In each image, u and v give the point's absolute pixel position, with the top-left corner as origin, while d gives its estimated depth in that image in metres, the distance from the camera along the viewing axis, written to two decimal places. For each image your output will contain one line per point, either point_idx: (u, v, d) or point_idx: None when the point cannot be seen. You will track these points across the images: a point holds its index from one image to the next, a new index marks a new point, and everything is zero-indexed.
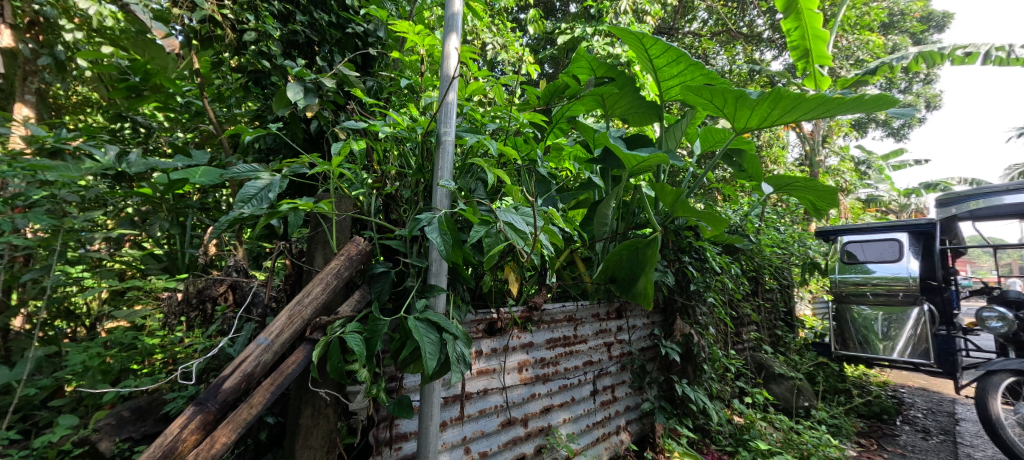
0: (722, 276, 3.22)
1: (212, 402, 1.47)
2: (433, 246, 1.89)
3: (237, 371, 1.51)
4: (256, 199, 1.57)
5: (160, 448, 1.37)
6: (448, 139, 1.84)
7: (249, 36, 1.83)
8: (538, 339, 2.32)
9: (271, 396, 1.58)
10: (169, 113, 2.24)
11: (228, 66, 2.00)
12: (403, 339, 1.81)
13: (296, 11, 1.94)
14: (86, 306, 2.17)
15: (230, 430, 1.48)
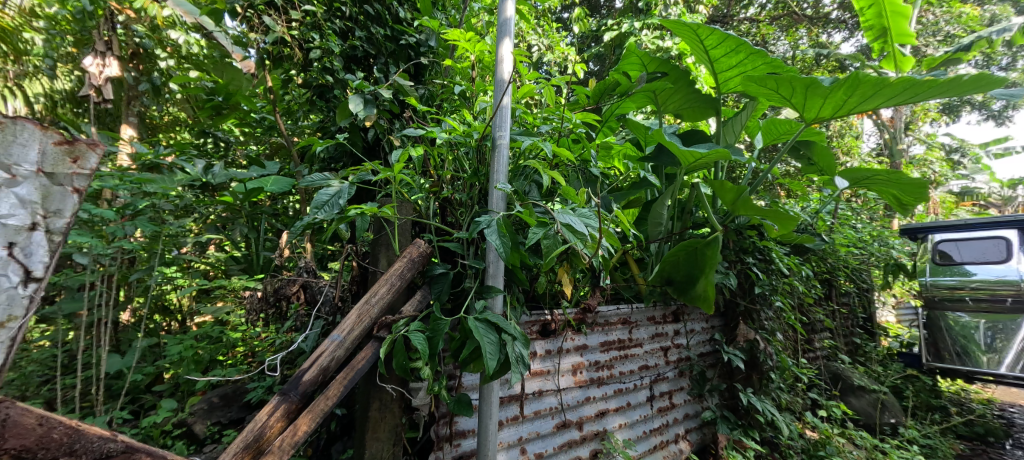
0: (791, 279, 3.00)
1: (294, 393, 1.55)
2: (490, 248, 1.93)
3: (314, 365, 1.59)
4: (328, 205, 1.66)
5: (250, 434, 1.44)
6: (502, 143, 1.87)
7: (315, 53, 2.00)
8: (592, 342, 2.30)
9: (345, 390, 1.66)
10: (245, 128, 2.49)
11: (296, 83, 2.18)
12: (463, 339, 1.86)
13: (356, 27, 2.11)
14: (179, 303, 2.47)
15: (311, 419, 1.56)
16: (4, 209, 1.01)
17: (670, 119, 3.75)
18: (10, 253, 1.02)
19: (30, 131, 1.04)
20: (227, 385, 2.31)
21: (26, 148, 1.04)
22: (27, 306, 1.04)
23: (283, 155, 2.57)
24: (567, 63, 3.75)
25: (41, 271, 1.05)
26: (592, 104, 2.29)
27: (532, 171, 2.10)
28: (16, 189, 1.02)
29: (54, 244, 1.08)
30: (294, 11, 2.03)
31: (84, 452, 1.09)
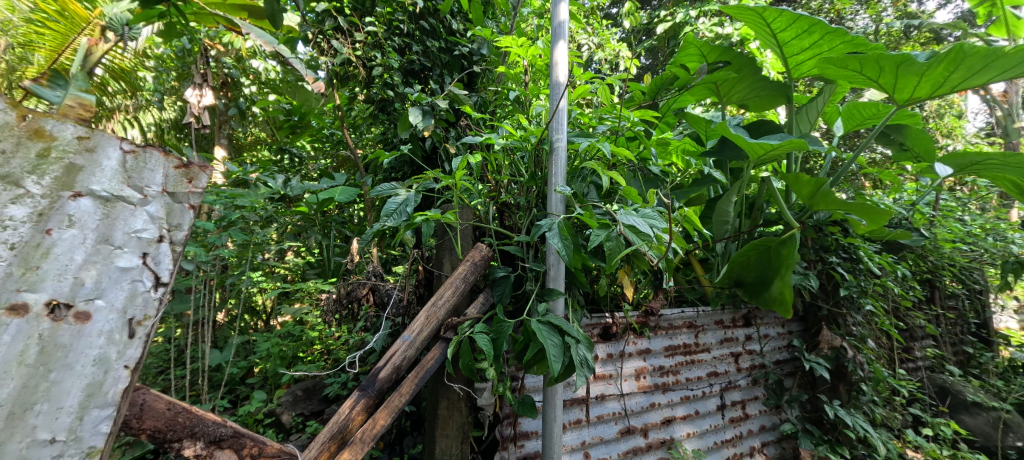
0: (883, 279, 2.70)
1: (372, 389, 1.64)
2: (551, 250, 1.95)
3: (388, 364, 1.69)
4: (396, 213, 1.76)
5: (335, 425, 1.54)
6: (560, 145, 1.87)
7: (376, 70, 2.14)
8: (655, 346, 2.24)
9: (417, 388, 1.74)
10: (316, 143, 2.73)
11: (359, 99, 2.34)
12: (526, 341, 1.89)
13: (413, 42, 2.26)
14: (264, 305, 2.74)
15: (388, 414, 1.64)
16: (137, 224, 1.09)
17: (733, 110, 3.54)
18: (143, 262, 1.08)
19: (157, 158, 1.13)
20: (307, 379, 2.53)
21: (153, 172, 1.13)
22: (157, 309, 1.08)
23: (349, 167, 2.78)
24: (619, 60, 3.67)
25: (168, 278, 1.10)
26: (648, 100, 2.26)
27: (590, 171, 2.08)
28: (147, 207, 1.10)
29: (178, 254, 1.13)
30: (358, 32, 2.19)
31: (201, 435, 1.27)
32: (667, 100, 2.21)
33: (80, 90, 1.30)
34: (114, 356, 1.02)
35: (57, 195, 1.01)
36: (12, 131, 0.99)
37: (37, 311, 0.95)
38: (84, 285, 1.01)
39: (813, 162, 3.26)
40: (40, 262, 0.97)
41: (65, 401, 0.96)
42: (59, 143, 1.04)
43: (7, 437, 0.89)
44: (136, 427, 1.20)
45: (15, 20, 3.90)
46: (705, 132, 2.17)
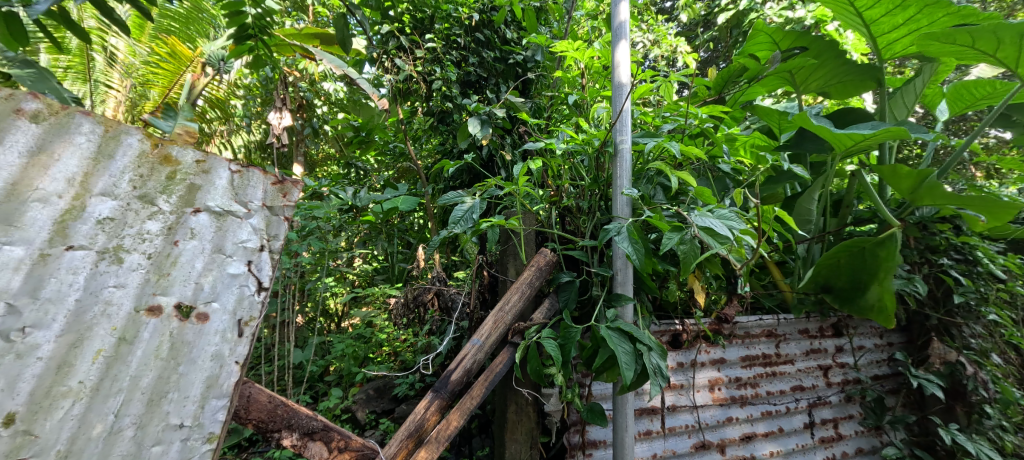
0: (1010, 284, 2.33)
1: (445, 390, 1.69)
2: (617, 254, 1.90)
3: (460, 366, 1.73)
4: (463, 221, 1.80)
5: (411, 424, 1.60)
6: (625, 147, 1.83)
7: (435, 84, 2.25)
8: (730, 355, 2.14)
9: (488, 391, 1.78)
10: (381, 158, 2.90)
11: (419, 113, 2.47)
12: (595, 347, 1.85)
13: (469, 54, 2.34)
14: (337, 309, 2.96)
15: (461, 415, 1.69)
16: (243, 234, 1.31)
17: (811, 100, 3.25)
18: (248, 268, 1.28)
19: (257, 176, 1.35)
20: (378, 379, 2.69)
21: (255, 189, 1.35)
22: (260, 310, 1.26)
23: (412, 178, 2.94)
24: (678, 56, 3.51)
25: (268, 282, 1.28)
26: (714, 95, 2.14)
27: (655, 172, 2.02)
28: (251, 219, 1.32)
29: (276, 260, 1.31)
30: (418, 49, 2.31)
31: (297, 426, 1.42)
32: (734, 93, 2.09)
33: (187, 120, 1.54)
34: (226, 352, 1.22)
35: (182, 211, 1.27)
36: (148, 159, 1.26)
37: (168, 312, 1.19)
38: (203, 290, 1.24)
39: (912, 152, 2.90)
40: (171, 270, 1.22)
41: (191, 391, 1.17)
42: (183, 167, 1.29)
43: (148, 420, 1.13)
44: (244, 416, 1.39)
45: (139, 63, 4.62)
46: (779, 125, 2.02)
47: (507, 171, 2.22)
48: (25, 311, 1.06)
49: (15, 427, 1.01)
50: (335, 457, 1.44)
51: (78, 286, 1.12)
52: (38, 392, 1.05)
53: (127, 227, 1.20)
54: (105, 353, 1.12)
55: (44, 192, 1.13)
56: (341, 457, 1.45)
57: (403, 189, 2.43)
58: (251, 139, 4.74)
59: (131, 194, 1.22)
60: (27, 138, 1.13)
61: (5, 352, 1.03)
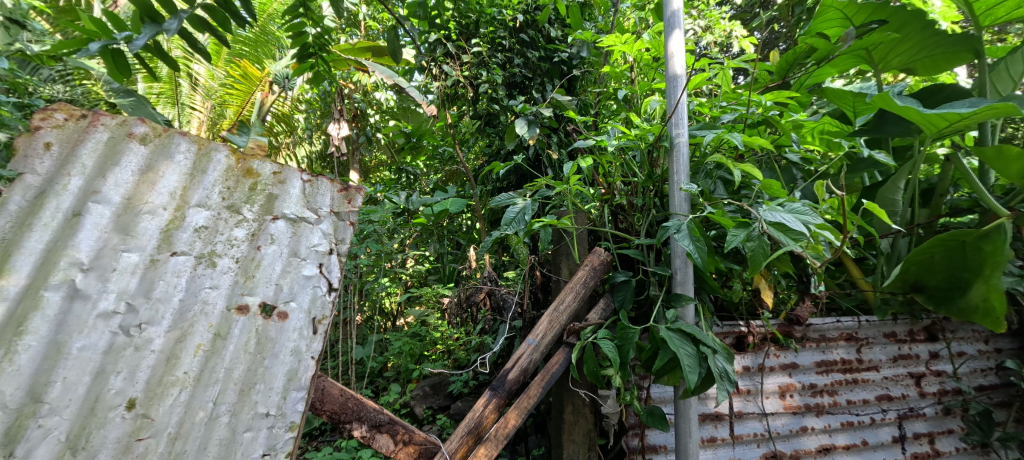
0: None
1: (502, 389, 1.70)
2: (676, 253, 1.82)
3: (516, 366, 1.74)
4: (515, 222, 1.76)
5: (470, 421, 1.63)
6: (681, 141, 1.75)
7: (482, 87, 2.37)
8: (803, 360, 1.99)
9: (545, 390, 1.77)
10: (431, 162, 3.03)
11: (466, 117, 2.57)
12: (653, 349, 1.78)
13: (515, 55, 2.42)
14: (394, 308, 3.10)
15: (518, 414, 1.69)
16: (315, 239, 1.47)
17: (889, 79, 2.84)
18: (320, 270, 1.45)
19: (325, 184, 1.54)
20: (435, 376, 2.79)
21: (323, 196, 1.53)
22: (331, 309, 1.41)
23: (460, 180, 3.03)
24: (733, 41, 3.33)
25: (336, 283, 1.44)
26: (777, 80, 2.01)
27: (714, 165, 1.92)
28: (321, 225, 1.50)
29: (343, 263, 1.47)
30: (465, 55, 2.41)
31: (365, 419, 1.51)
32: (801, 76, 1.94)
33: (257, 134, 1.68)
34: (304, 348, 1.36)
35: (263, 218, 1.47)
36: (233, 172, 1.48)
37: (254, 311, 1.36)
38: (282, 290, 1.41)
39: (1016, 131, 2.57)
40: (256, 272, 1.40)
41: (275, 383, 1.32)
42: (262, 179, 1.51)
43: (240, 408, 1.28)
44: (319, 407, 1.49)
45: (217, 86, 5.14)
46: (854, 108, 1.89)
47: (556, 170, 2.27)
48: (140, 310, 1.26)
49: (136, 410, 1.20)
50: (400, 449, 1.53)
51: (181, 287, 1.32)
52: (153, 380, 1.23)
53: (219, 234, 1.41)
54: (203, 347, 1.30)
55: (152, 205, 1.35)
56: (405, 450, 1.54)
57: (452, 192, 2.51)
58: (312, 148, 5.08)
59: (221, 204, 1.44)
60: (137, 159, 1.37)
61: (126, 345, 1.23)
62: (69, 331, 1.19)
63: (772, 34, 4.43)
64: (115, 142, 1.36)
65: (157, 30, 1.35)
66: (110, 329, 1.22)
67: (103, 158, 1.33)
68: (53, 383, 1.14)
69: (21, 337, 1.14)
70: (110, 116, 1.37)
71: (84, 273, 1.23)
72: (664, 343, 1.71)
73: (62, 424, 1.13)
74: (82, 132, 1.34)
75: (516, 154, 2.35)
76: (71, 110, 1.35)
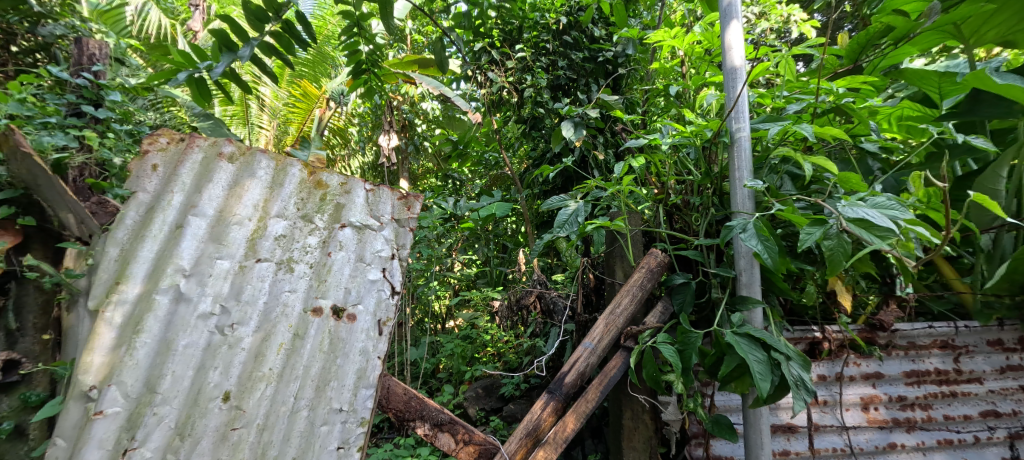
0: None
1: (560, 392, 1.69)
2: (741, 253, 1.72)
3: (573, 369, 1.72)
4: (568, 224, 1.72)
5: (529, 423, 1.63)
6: (743, 135, 1.66)
7: (528, 92, 2.50)
8: (889, 370, 1.83)
9: (603, 394, 1.74)
10: (477, 167, 3.17)
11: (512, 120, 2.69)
12: (719, 354, 1.70)
13: (559, 58, 2.54)
14: (444, 311, 3.20)
15: (577, 418, 1.67)
16: (378, 245, 1.61)
17: (982, 56, 2.47)
18: (383, 275, 1.58)
19: (386, 193, 1.67)
20: (486, 377, 2.83)
21: (385, 204, 1.66)
22: (394, 311, 1.54)
23: (505, 185, 3.12)
24: (790, 27, 3.15)
25: (398, 287, 1.57)
26: (847, 65, 1.86)
27: (780, 160, 1.80)
28: (384, 232, 1.63)
29: (404, 267, 1.60)
30: (509, 61, 2.56)
31: (428, 417, 1.58)
32: (873, 59, 1.79)
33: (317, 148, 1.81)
34: (371, 348, 1.49)
35: (332, 226, 1.59)
36: (306, 185, 1.62)
37: (327, 313, 1.50)
38: (351, 294, 1.54)
39: None
40: (327, 276, 1.53)
41: (347, 380, 1.45)
42: (331, 190, 1.63)
43: (318, 403, 1.41)
44: (386, 405, 1.59)
45: (281, 106, 5.47)
46: (938, 91, 1.70)
47: (604, 170, 2.35)
48: (232, 311, 1.42)
49: (231, 402, 1.35)
50: (461, 448, 1.58)
51: (265, 291, 1.47)
52: (244, 375, 1.38)
53: (296, 242, 1.55)
54: (285, 346, 1.44)
55: (239, 217, 1.51)
56: (466, 449, 1.58)
57: (496, 196, 2.65)
58: (365, 160, 4.98)
59: (296, 214, 1.57)
60: (227, 176, 1.53)
61: (221, 343, 1.39)
62: (175, 330, 1.36)
63: (830, 16, 4.13)
64: (208, 161, 1.52)
65: (233, 58, 1.50)
66: (208, 329, 1.39)
67: (199, 176, 1.50)
68: (164, 376, 1.31)
69: (137, 335, 1.32)
70: (204, 138, 1.53)
71: (187, 279, 1.41)
72: (731, 348, 1.62)
73: (172, 412, 1.30)
74: (182, 153, 1.51)
75: (563, 156, 2.44)
76: (172, 134, 1.53)
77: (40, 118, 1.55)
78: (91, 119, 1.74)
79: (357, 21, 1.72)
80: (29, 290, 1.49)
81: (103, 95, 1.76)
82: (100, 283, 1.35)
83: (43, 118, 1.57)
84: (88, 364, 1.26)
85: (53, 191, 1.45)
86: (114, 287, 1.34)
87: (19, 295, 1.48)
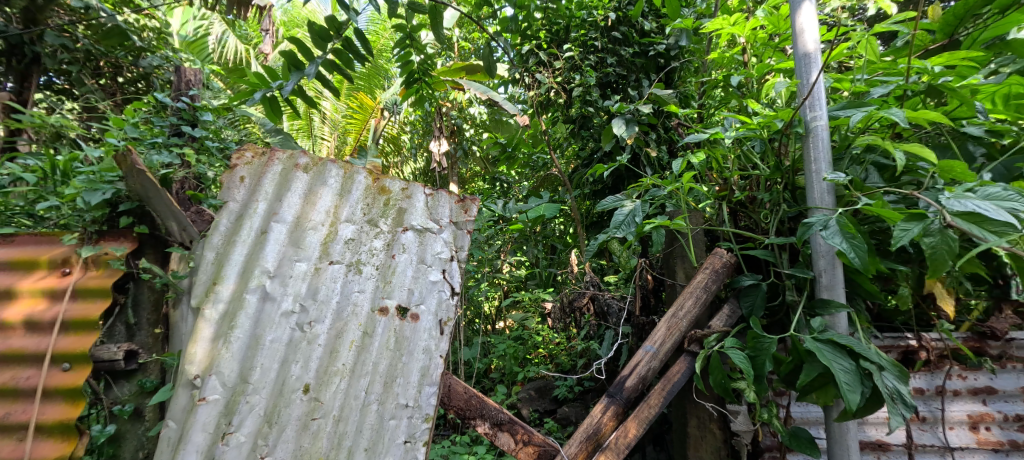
0: None
1: (620, 396, 1.65)
2: (820, 253, 1.59)
3: (634, 373, 1.68)
4: (625, 224, 1.66)
5: (589, 427, 1.60)
6: (820, 124, 1.53)
7: (577, 91, 2.54)
8: (1002, 386, 1.72)
9: (667, 400, 1.67)
10: (525, 169, 3.24)
11: (562, 119, 2.75)
12: (797, 362, 1.56)
13: (608, 55, 2.56)
14: (495, 313, 3.24)
15: (639, 424, 1.62)
16: (438, 248, 1.67)
17: None
18: (444, 276, 1.63)
19: (444, 197, 1.72)
20: (538, 379, 2.84)
21: (443, 207, 1.71)
22: (454, 311, 1.59)
23: (552, 186, 3.14)
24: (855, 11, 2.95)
25: (458, 287, 1.62)
26: (941, 40, 1.68)
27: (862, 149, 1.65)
28: (443, 235, 1.68)
29: (462, 269, 1.64)
30: (557, 61, 2.65)
31: (488, 416, 1.61)
32: (972, 31, 1.61)
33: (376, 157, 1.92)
34: (434, 347, 1.55)
35: (396, 229, 1.67)
36: (371, 191, 1.71)
37: (393, 313, 1.58)
38: (414, 294, 1.61)
39: None
40: (392, 278, 1.61)
41: (412, 377, 1.52)
42: (394, 195, 1.72)
43: (386, 398, 1.49)
44: (447, 403, 1.64)
45: (340, 117, 5.75)
46: None
47: (656, 167, 2.34)
48: (310, 310, 1.54)
49: (310, 394, 1.46)
50: (521, 449, 1.58)
51: (337, 291, 1.57)
52: (321, 369, 1.49)
53: (363, 245, 1.64)
54: (356, 343, 1.53)
55: (314, 222, 1.63)
56: (526, 450, 1.58)
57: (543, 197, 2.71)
58: (416, 166, 5.04)
59: (363, 218, 1.67)
60: (302, 185, 1.66)
61: (301, 339, 1.50)
62: (262, 326, 1.49)
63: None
64: (286, 172, 1.66)
65: (300, 76, 1.63)
66: (290, 326, 1.51)
67: (279, 186, 1.64)
68: (254, 368, 1.45)
69: (232, 330, 1.46)
70: (282, 151, 1.67)
71: (271, 279, 1.54)
72: (811, 355, 1.50)
73: (262, 401, 1.43)
74: (265, 166, 1.66)
75: (614, 154, 2.43)
76: (256, 148, 1.68)
77: (149, 139, 1.76)
78: (189, 138, 1.94)
79: (409, 33, 1.80)
80: (143, 290, 1.68)
81: (198, 116, 1.95)
82: (201, 284, 1.52)
83: (152, 139, 1.78)
84: (192, 355, 1.42)
85: (161, 202, 1.63)
86: (211, 287, 1.51)
87: (135, 294, 1.66)
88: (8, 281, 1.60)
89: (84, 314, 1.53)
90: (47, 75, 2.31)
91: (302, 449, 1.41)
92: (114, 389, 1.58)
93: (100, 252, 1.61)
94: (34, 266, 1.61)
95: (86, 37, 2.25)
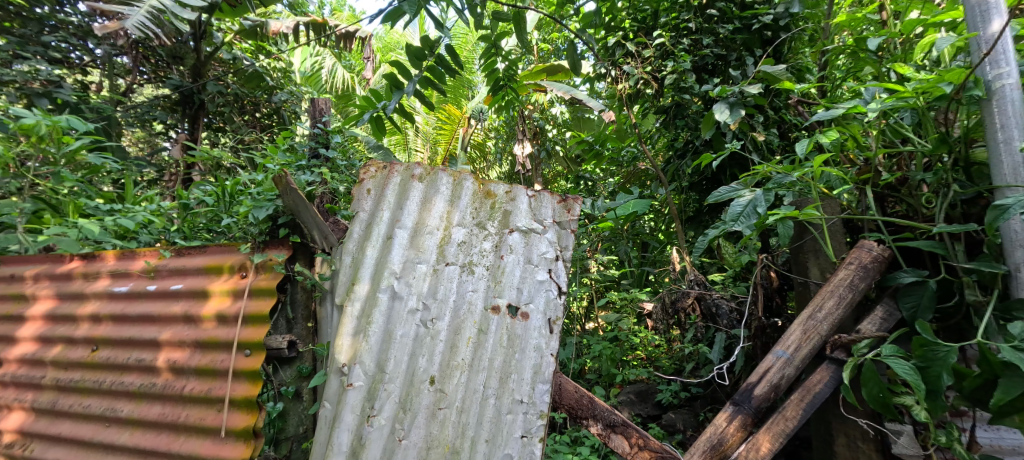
0: None
1: (748, 405, 1.48)
2: (1016, 242, 1.27)
3: (764, 380, 1.49)
4: (745, 216, 1.49)
5: (711, 436, 1.46)
6: (1008, 84, 1.23)
7: (669, 78, 2.38)
8: None
9: (806, 413, 1.45)
10: (616, 166, 3.17)
11: (653, 109, 2.63)
12: (987, 376, 1.25)
13: (705, 36, 2.37)
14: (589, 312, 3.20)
15: (772, 438, 1.43)
16: (543, 248, 1.69)
17: None
18: (550, 276, 1.65)
19: (547, 198, 1.73)
20: (638, 382, 2.79)
21: (546, 208, 1.73)
22: (563, 310, 1.60)
23: (640, 181, 3.02)
24: None
25: (565, 287, 1.63)
26: None
27: None
28: (548, 235, 1.70)
29: (568, 268, 1.65)
30: (647, 50, 2.50)
31: (600, 417, 1.57)
32: None
33: None
34: (544, 345, 1.58)
35: (502, 231, 1.72)
36: (478, 195, 1.79)
37: (505, 312, 1.63)
38: (523, 293, 1.65)
39: None
40: (502, 277, 1.67)
41: (525, 374, 1.56)
42: (499, 198, 1.77)
43: (503, 393, 1.55)
44: (559, 402, 1.62)
45: (431, 129, 6.12)
46: None
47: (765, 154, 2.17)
48: (432, 308, 1.66)
49: (436, 385, 1.57)
50: (635, 453, 1.52)
51: (454, 290, 1.67)
52: (444, 363, 1.60)
53: (474, 247, 1.72)
54: (473, 339, 1.61)
55: (430, 227, 1.75)
56: (641, 455, 1.51)
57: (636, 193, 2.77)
58: (501, 170, 5.19)
59: (473, 222, 1.75)
60: (419, 193, 1.80)
61: (425, 334, 1.63)
62: (393, 322, 1.64)
63: None
64: (404, 182, 1.81)
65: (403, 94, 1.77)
66: (415, 323, 1.64)
67: (399, 195, 1.80)
68: (389, 359, 1.60)
69: (369, 325, 1.63)
70: (400, 164, 1.83)
71: (398, 280, 1.68)
72: (1010, 369, 1.19)
73: (396, 389, 1.57)
74: (386, 177, 1.83)
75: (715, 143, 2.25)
76: (378, 163, 1.86)
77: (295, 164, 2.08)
78: (321, 159, 2.24)
79: (496, 43, 1.88)
80: (298, 289, 1.92)
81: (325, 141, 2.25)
82: (342, 284, 1.73)
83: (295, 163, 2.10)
84: (339, 346, 1.61)
85: (308, 215, 1.83)
86: (351, 287, 1.70)
87: (291, 293, 1.91)
88: (205, 282, 1.98)
89: (257, 310, 1.81)
90: (208, 117, 3.55)
91: (432, 436, 1.53)
92: (279, 373, 1.85)
93: (265, 259, 1.88)
94: (220, 270, 1.96)
95: (233, 83, 3.52)
